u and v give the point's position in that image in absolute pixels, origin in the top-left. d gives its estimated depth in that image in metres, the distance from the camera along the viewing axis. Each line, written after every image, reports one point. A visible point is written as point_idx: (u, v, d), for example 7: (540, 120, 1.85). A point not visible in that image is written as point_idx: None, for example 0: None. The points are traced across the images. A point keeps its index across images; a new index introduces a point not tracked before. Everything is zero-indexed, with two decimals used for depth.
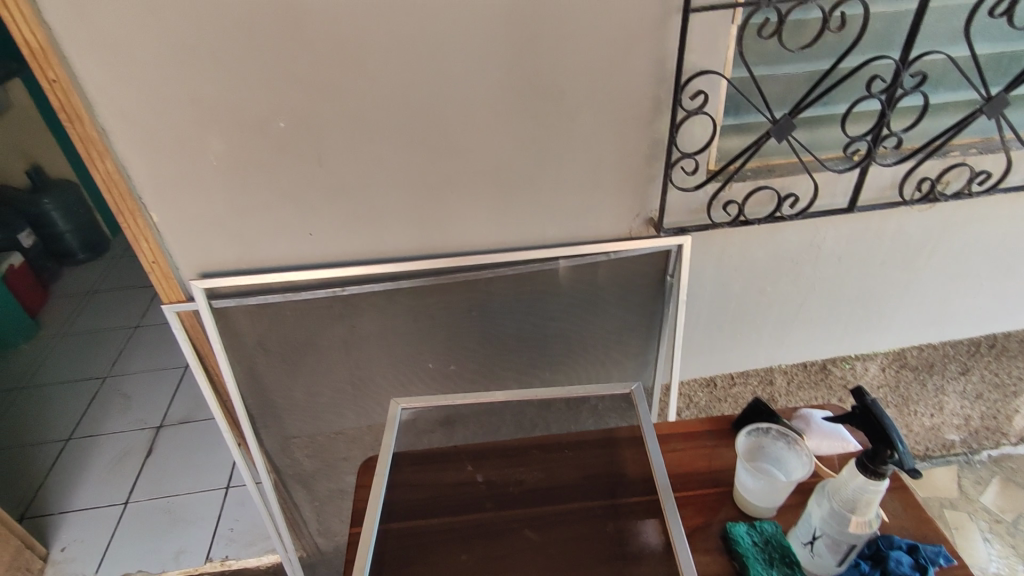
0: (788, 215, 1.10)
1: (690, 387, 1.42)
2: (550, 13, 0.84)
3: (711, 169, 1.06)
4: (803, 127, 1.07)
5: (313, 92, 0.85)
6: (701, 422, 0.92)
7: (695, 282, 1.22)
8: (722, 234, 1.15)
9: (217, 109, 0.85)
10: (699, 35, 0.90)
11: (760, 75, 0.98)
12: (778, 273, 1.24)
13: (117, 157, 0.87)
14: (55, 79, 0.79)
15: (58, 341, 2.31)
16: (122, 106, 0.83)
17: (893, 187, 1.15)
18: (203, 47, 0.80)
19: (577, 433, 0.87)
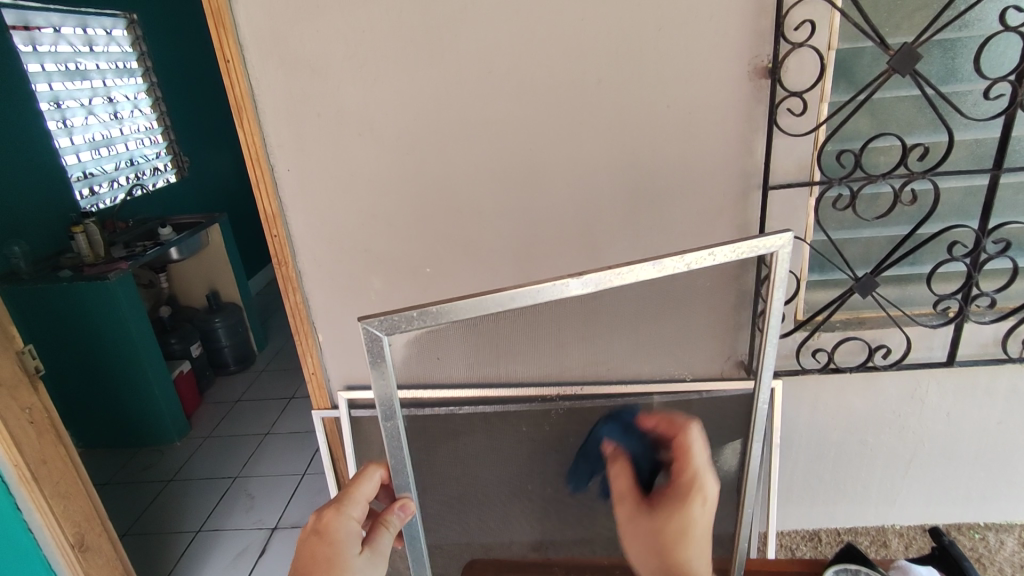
0: (881, 365, 1.14)
1: (792, 538, 1.38)
2: (647, 188, 1.04)
3: (799, 319, 1.15)
4: (890, 284, 1.13)
5: (455, 245, 1.09)
6: (791, 563, 0.92)
7: (790, 426, 1.25)
8: (814, 381, 1.20)
9: (383, 258, 1.10)
10: (778, 206, 1.05)
11: (839, 238, 1.09)
12: (879, 423, 1.24)
13: (304, 291, 1.13)
14: (278, 237, 1.08)
15: (204, 440, 2.64)
16: (316, 256, 1.10)
17: (997, 343, 1.15)
18: (379, 213, 1.06)
19: None
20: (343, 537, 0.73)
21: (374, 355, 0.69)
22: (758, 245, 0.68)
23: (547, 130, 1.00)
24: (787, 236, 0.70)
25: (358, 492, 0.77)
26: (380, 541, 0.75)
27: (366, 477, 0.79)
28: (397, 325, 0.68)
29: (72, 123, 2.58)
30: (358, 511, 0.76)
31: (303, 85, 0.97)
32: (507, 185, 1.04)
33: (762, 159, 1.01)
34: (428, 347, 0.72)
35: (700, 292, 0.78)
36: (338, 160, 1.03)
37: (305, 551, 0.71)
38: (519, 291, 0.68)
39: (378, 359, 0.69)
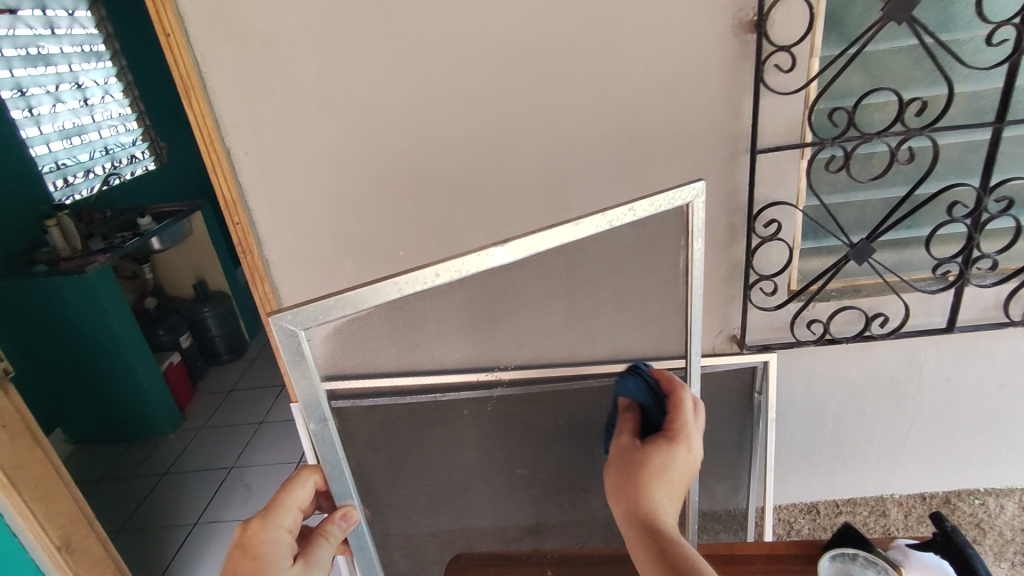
0: (878, 334, 1.09)
1: (789, 511, 1.35)
2: (629, 157, 0.98)
3: (793, 289, 1.10)
4: (887, 249, 1.08)
5: (429, 226, 1.03)
6: (788, 545, 0.90)
7: (786, 399, 1.21)
8: (810, 353, 1.16)
9: (354, 243, 1.04)
10: (769, 171, 0.99)
11: (833, 203, 1.03)
12: (877, 392, 1.20)
13: (273, 280, 1.07)
14: (240, 224, 1.01)
15: (197, 431, 2.61)
16: (283, 243, 1.04)
17: (999, 307, 1.10)
18: (346, 195, 1.00)
19: None
20: (270, 550, 0.67)
21: (290, 352, 0.60)
22: (672, 198, 0.68)
23: (519, 98, 0.93)
24: (698, 184, 0.70)
25: (288, 500, 0.70)
26: (317, 554, 0.68)
27: (298, 483, 0.72)
28: (319, 316, 0.60)
29: (39, 112, 2.49)
30: (287, 521, 0.70)
31: (253, 59, 0.90)
32: (479, 159, 0.97)
33: (750, 121, 0.95)
34: (354, 341, 0.63)
35: (681, 264, 0.74)
36: (298, 139, 0.96)
37: (231, 567, 0.66)
38: (443, 265, 0.62)
39: (296, 355, 0.60)
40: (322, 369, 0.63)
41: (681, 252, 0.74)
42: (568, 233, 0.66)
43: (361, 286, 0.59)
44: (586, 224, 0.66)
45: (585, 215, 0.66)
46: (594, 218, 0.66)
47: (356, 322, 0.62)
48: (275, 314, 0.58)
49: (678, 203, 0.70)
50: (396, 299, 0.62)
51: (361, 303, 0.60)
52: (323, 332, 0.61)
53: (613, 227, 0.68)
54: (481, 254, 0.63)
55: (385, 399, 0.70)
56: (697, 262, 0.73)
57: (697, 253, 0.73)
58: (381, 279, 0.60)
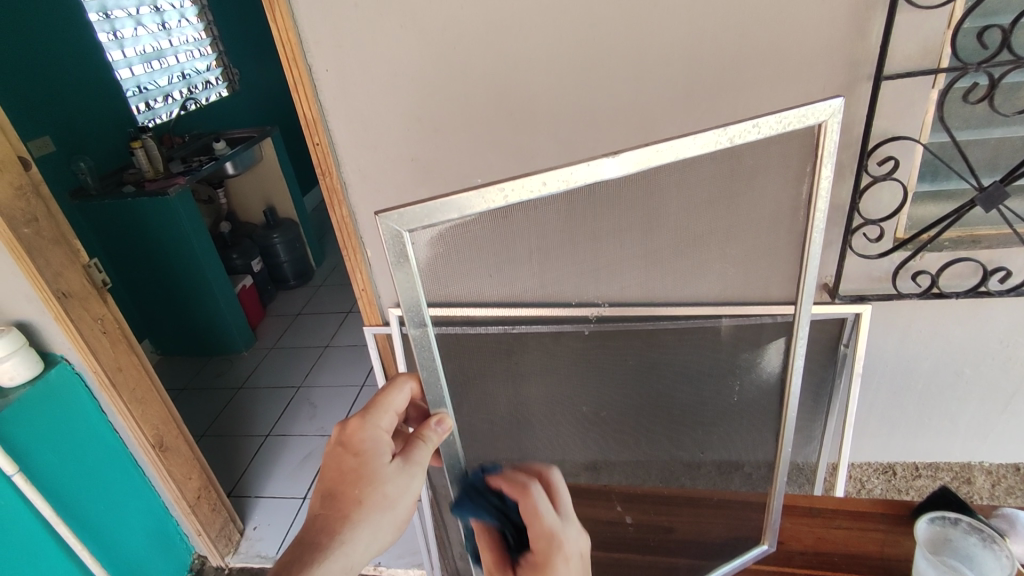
0: (995, 290, 1.00)
1: (863, 470, 1.30)
2: (733, 83, 0.89)
3: (900, 237, 1.00)
4: (1018, 197, 0.96)
5: (510, 152, 0.99)
6: (873, 504, 0.89)
7: (876, 355, 1.13)
8: (909, 308, 1.07)
9: (432, 168, 1.02)
10: (891, 102, 0.88)
11: (963, 141, 0.92)
12: (981, 354, 1.11)
13: (350, 204, 1.07)
14: (320, 144, 1.00)
15: (269, 351, 2.75)
16: (361, 165, 1.03)
17: None
18: (425, 118, 0.97)
19: (731, 494, 0.86)
20: (371, 447, 0.66)
21: (396, 255, 0.55)
22: (807, 116, 0.59)
23: (616, 13, 0.85)
24: (836, 102, 0.60)
25: (386, 402, 0.70)
26: (416, 452, 0.65)
27: (394, 387, 0.71)
28: (425, 216, 0.54)
29: (122, 35, 2.53)
30: (386, 421, 0.69)
31: None
32: (567, 82, 0.91)
33: (877, 43, 0.84)
34: (452, 254, 0.59)
35: (803, 194, 0.66)
36: (378, 56, 0.92)
37: (334, 463, 0.66)
38: (551, 173, 0.55)
39: (401, 258, 0.55)
40: (424, 277, 0.59)
41: (805, 181, 0.65)
42: (684, 149, 0.58)
43: (469, 190, 0.54)
44: (707, 138, 0.58)
45: (705, 129, 0.58)
46: (716, 133, 0.58)
47: (448, 233, 0.57)
48: (382, 213, 0.53)
49: (810, 122, 0.60)
50: (500, 207, 0.57)
51: (468, 209, 0.55)
52: (427, 238, 0.57)
53: (734, 146, 0.60)
54: (591, 164, 0.56)
55: (455, 330, 0.64)
56: (824, 192, 0.65)
57: (825, 181, 0.64)
58: (488, 183, 0.55)
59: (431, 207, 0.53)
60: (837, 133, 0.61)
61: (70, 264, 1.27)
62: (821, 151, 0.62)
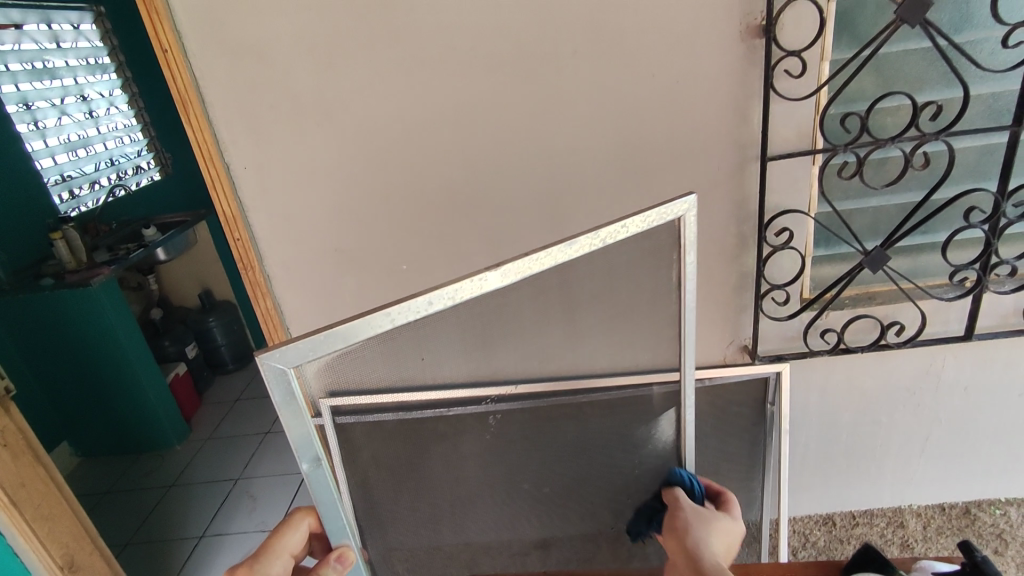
0: (894, 342, 1.07)
1: (805, 523, 1.32)
2: (635, 165, 0.95)
3: (806, 298, 1.07)
4: (902, 256, 1.05)
5: (433, 238, 1.01)
6: (805, 567, 0.85)
7: (800, 409, 1.18)
8: (824, 364, 1.13)
9: (357, 257, 1.03)
10: (779, 178, 0.96)
11: (846, 209, 1.01)
12: (894, 402, 1.17)
13: (275, 296, 1.06)
14: (241, 240, 1.00)
15: (204, 442, 2.60)
16: (284, 257, 1.03)
17: (1018, 313, 1.07)
18: (347, 209, 0.99)
19: None
20: None
21: (283, 392, 0.57)
22: (664, 212, 0.67)
23: (522, 106, 0.91)
24: (690, 198, 0.68)
25: (279, 544, 0.69)
26: None
27: (290, 528, 0.70)
28: (312, 351, 0.57)
29: (44, 125, 2.49)
30: (277, 567, 0.69)
31: (252, 74, 0.89)
32: (481, 170, 0.95)
33: (759, 128, 0.92)
34: (346, 367, 0.62)
35: (675, 278, 0.74)
36: (298, 153, 0.94)
37: None
38: (437, 292, 0.61)
39: (288, 396, 0.58)
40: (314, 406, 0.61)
41: (674, 267, 0.74)
42: (560, 254, 0.66)
43: (350, 320, 0.57)
44: (581, 242, 0.66)
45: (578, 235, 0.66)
46: (588, 238, 0.66)
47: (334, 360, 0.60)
48: (264, 353, 0.56)
49: (670, 217, 0.69)
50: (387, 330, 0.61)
51: (350, 338, 0.59)
52: (314, 367, 0.59)
53: (606, 245, 0.68)
54: (475, 279, 0.62)
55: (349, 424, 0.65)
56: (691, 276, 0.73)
57: (690, 267, 0.73)
58: (374, 311, 0.59)
59: (316, 339, 0.57)
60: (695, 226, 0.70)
61: None
62: (685, 241, 0.71)
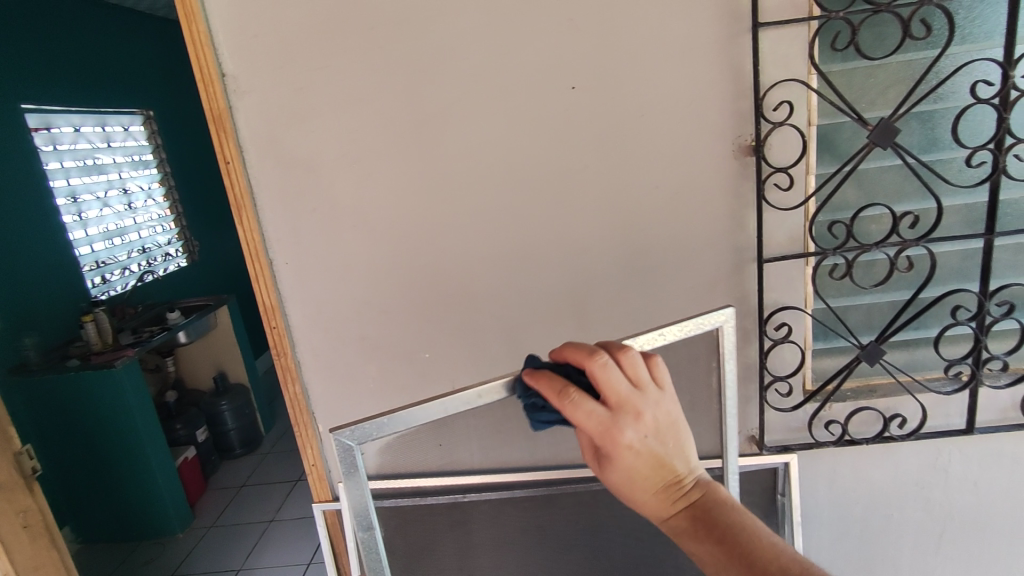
0: (897, 435, 1.11)
1: None
2: (643, 264, 1.04)
3: (808, 389, 1.12)
4: (898, 350, 1.11)
5: (454, 329, 1.08)
6: None
7: (811, 502, 1.19)
8: (831, 455, 1.16)
9: (382, 345, 1.10)
10: (774, 276, 1.04)
11: (841, 306, 1.08)
12: (904, 496, 1.18)
13: (303, 381, 1.12)
14: (277, 328, 1.08)
15: (207, 529, 2.56)
16: (315, 345, 1.10)
17: (1016, 407, 1.11)
18: (376, 301, 1.07)
19: None
20: None
21: (347, 464, 0.70)
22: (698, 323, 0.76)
23: (538, 211, 1.01)
24: (726, 310, 0.78)
25: None
26: None
27: None
28: (371, 434, 0.70)
29: (87, 216, 2.67)
30: None
31: (300, 183, 1.01)
32: (500, 267, 1.04)
33: (753, 232, 1.02)
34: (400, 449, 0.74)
35: (715, 383, 0.82)
36: (334, 251, 1.04)
37: None
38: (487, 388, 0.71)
39: (351, 468, 0.70)
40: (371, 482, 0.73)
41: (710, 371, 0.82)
42: None
43: (410, 407, 0.70)
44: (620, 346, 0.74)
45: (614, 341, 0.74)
46: (624, 343, 0.74)
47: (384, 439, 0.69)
48: (336, 430, 0.69)
49: (707, 326, 0.78)
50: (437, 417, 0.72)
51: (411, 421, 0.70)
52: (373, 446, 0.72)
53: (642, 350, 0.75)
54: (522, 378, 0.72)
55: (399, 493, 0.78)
56: (729, 380, 0.81)
57: (729, 373, 0.80)
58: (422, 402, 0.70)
59: (376, 423, 0.69)
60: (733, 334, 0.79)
61: (1, 453, 1.22)
62: (722, 348, 0.79)
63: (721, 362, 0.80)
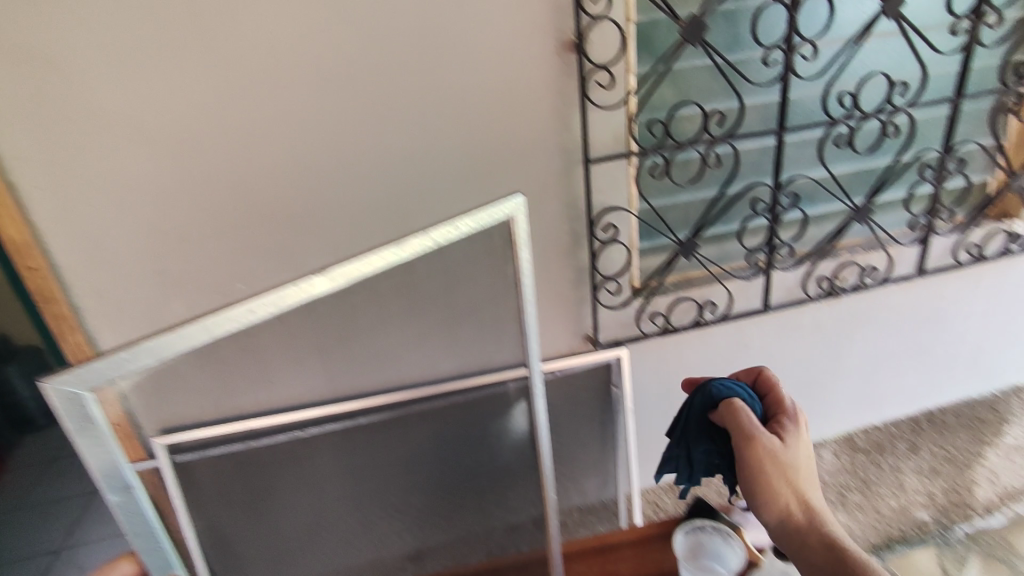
0: (710, 320, 1.23)
1: (654, 492, 1.45)
2: (472, 173, 1.00)
3: (635, 286, 1.19)
4: (709, 244, 1.22)
5: (271, 254, 0.97)
6: (651, 525, 0.91)
7: (641, 388, 1.30)
8: (656, 344, 1.26)
9: (184, 279, 0.95)
10: (600, 178, 1.06)
11: (661, 206, 1.14)
12: (715, 372, 1.34)
13: (87, 329, 0.95)
14: (37, 268, 0.88)
15: (11, 514, 2.22)
16: (95, 286, 0.92)
17: (799, 286, 1.28)
18: (168, 229, 0.91)
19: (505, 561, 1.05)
20: None
21: (78, 417, 0.58)
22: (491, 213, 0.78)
23: (354, 117, 0.91)
24: (516, 199, 0.80)
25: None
26: None
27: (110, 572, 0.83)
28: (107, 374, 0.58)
29: None
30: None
31: (37, 84, 0.79)
32: (316, 181, 0.93)
33: (579, 134, 1.01)
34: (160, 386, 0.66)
35: (512, 278, 0.86)
36: (101, 170, 0.85)
37: None
38: (258, 302, 0.65)
39: (84, 420, 0.58)
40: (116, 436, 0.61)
41: (509, 264, 0.85)
42: (389, 257, 0.72)
43: (159, 334, 0.60)
44: (411, 243, 0.73)
45: (405, 238, 0.74)
46: (417, 238, 0.74)
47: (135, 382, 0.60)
48: (51, 379, 0.56)
49: (501, 216, 0.80)
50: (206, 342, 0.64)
51: (164, 352, 0.61)
52: (120, 390, 0.61)
53: (437, 245, 0.77)
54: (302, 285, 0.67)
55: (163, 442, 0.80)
56: (526, 270, 0.85)
57: (524, 262, 0.84)
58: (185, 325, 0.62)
59: (116, 357, 0.57)
60: (525, 222, 0.82)
61: None
62: (517, 237, 0.82)
63: (514, 249, 0.83)
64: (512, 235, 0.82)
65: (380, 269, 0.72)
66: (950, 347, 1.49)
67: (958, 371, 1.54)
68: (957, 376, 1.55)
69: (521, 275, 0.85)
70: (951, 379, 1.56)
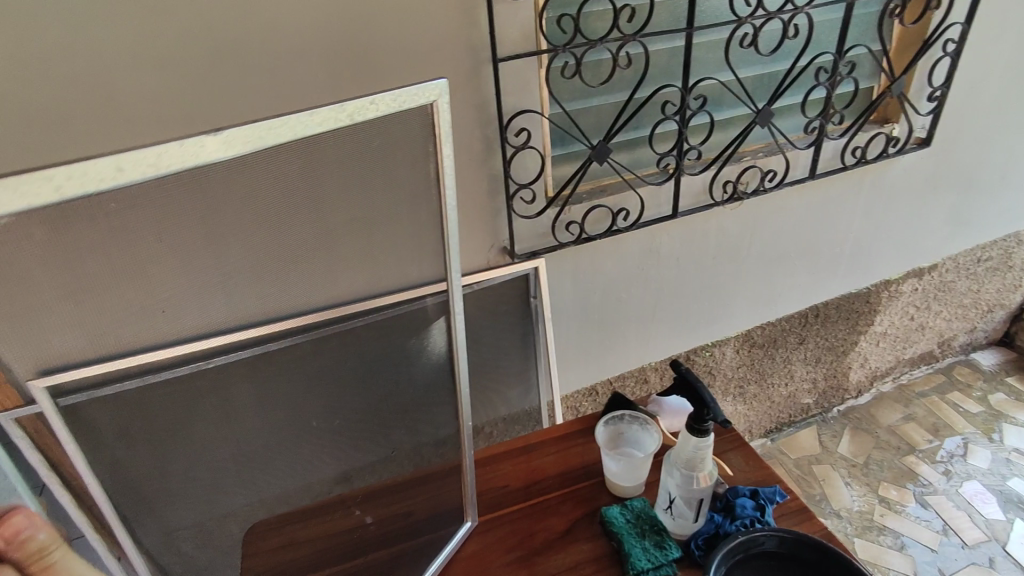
0: (623, 227, 1.24)
1: (574, 398, 1.51)
2: (372, 72, 0.92)
3: (550, 195, 1.17)
4: (621, 150, 1.22)
5: None
6: (573, 422, 0.95)
7: (558, 298, 1.32)
8: (572, 253, 1.27)
9: None
10: (511, 79, 1.01)
11: (573, 110, 1.12)
12: (628, 279, 1.38)
13: None
14: None
15: None
16: None
17: (705, 192, 1.32)
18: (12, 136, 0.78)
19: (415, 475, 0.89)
20: None
21: None
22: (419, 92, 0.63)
23: (230, 2, 0.80)
24: (444, 81, 0.67)
25: None
26: None
27: None
28: None
29: None
30: None
31: None
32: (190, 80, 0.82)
33: (487, 29, 0.95)
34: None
35: (432, 169, 0.72)
36: None
37: None
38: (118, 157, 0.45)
39: None
40: None
41: (431, 158, 0.71)
42: (295, 126, 0.55)
43: None
44: (323, 113, 0.57)
45: (319, 106, 0.57)
46: (331, 109, 0.57)
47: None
48: None
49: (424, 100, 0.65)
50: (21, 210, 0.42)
51: None
52: None
53: (353, 123, 0.60)
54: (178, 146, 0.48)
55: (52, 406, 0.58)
56: (448, 168, 0.72)
57: (448, 159, 0.71)
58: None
59: None
60: (449, 113, 0.69)
61: None
62: (439, 128, 0.69)
63: (437, 143, 0.69)
64: (436, 126, 0.68)
65: (284, 140, 0.55)
66: (834, 246, 1.62)
67: (841, 269, 1.68)
68: (840, 273, 1.70)
69: (442, 171, 0.73)
70: (835, 276, 1.70)
